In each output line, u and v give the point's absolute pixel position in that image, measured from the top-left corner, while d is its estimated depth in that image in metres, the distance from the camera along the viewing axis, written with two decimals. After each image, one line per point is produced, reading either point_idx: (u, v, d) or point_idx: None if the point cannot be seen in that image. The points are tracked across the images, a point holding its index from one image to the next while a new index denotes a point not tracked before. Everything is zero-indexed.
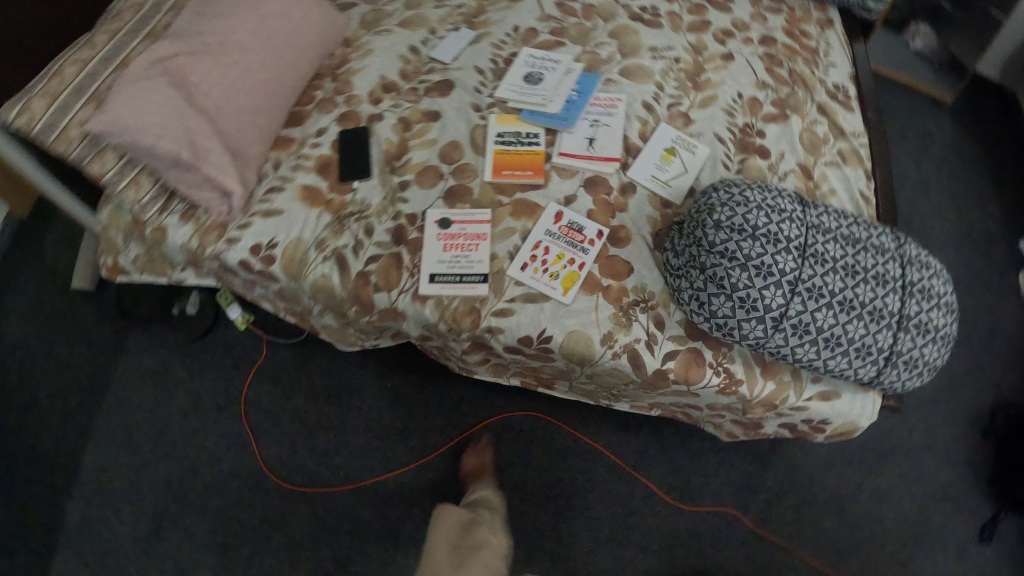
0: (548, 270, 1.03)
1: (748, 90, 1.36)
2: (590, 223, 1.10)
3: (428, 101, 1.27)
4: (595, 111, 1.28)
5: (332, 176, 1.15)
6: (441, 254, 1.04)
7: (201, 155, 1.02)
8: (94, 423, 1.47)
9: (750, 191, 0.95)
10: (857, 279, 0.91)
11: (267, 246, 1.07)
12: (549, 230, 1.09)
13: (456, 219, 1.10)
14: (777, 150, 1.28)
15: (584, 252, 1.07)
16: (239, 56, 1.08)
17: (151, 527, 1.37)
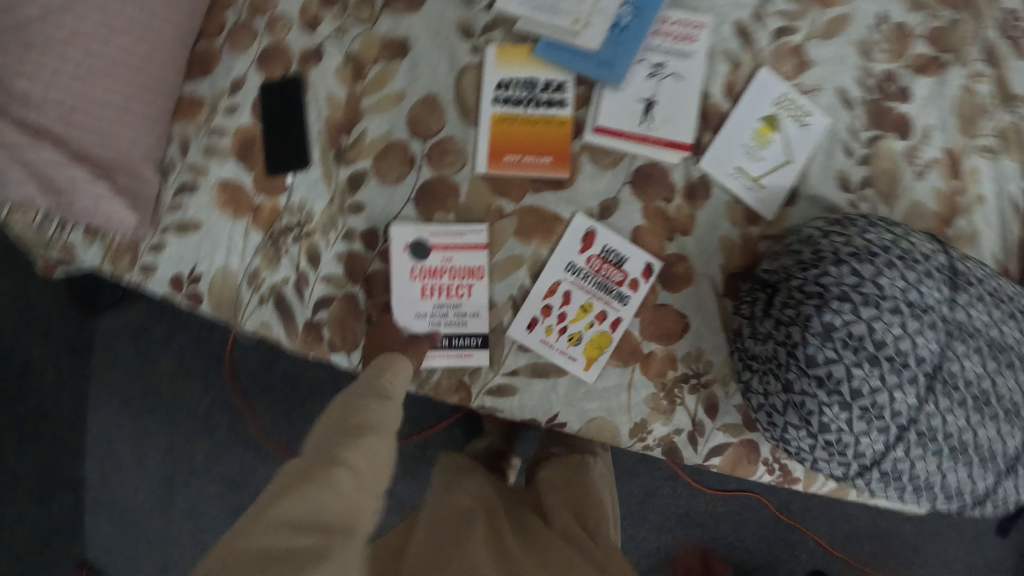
0: (566, 331, 0.77)
1: (893, 9, 0.90)
2: (635, 253, 0.77)
3: (389, 22, 0.82)
4: (659, 46, 0.80)
5: (258, 163, 0.83)
6: (419, 304, 0.78)
7: (59, 190, 0.75)
8: (89, 389, 1.18)
9: (888, 277, 0.65)
10: (992, 416, 0.67)
11: (189, 279, 0.85)
12: (577, 265, 0.78)
13: (435, 241, 0.77)
14: (918, 125, 0.87)
15: (621, 301, 0.78)
16: (71, 21, 0.72)
17: (164, 487, 1.17)
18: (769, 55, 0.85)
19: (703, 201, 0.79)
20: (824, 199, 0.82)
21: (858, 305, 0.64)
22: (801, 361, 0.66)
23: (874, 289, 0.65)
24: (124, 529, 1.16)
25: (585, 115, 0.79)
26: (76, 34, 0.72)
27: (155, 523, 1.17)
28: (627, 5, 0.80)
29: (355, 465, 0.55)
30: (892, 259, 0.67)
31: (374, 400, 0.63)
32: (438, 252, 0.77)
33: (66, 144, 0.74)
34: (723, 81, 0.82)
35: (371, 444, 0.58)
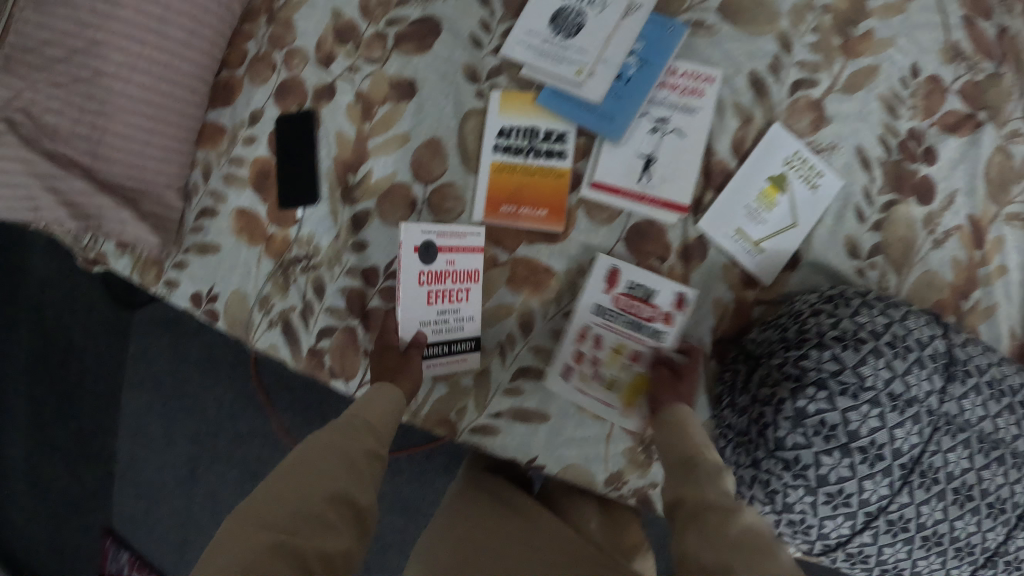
0: (602, 375, 0.79)
1: (927, 60, 0.85)
2: (663, 284, 0.78)
3: (399, 61, 0.84)
4: (663, 100, 0.80)
5: (271, 195, 0.87)
6: (425, 311, 0.77)
7: (88, 216, 0.82)
8: (124, 369, 1.23)
9: (870, 367, 0.67)
10: (964, 509, 0.69)
11: (208, 297, 0.90)
12: (603, 304, 0.78)
13: (441, 241, 0.77)
14: (941, 189, 0.84)
15: (657, 334, 0.79)
16: (95, 61, 0.79)
17: (187, 470, 1.20)
18: (784, 110, 0.82)
19: (698, 261, 0.79)
20: (828, 265, 0.81)
21: (835, 394, 0.66)
22: (770, 442, 0.69)
23: (853, 377, 0.66)
24: (145, 508, 1.22)
25: (583, 167, 0.80)
26: (100, 74, 0.80)
27: (177, 501, 1.21)
28: (632, 55, 0.80)
29: (325, 487, 0.54)
30: (879, 347, 0.68)
31: (363, 433, 0.62)
32: (416, 273, 0.76)
33: (92, 173, 0.82)
34: (733, 135, 0.81)
35: (350, 473, 0.57)
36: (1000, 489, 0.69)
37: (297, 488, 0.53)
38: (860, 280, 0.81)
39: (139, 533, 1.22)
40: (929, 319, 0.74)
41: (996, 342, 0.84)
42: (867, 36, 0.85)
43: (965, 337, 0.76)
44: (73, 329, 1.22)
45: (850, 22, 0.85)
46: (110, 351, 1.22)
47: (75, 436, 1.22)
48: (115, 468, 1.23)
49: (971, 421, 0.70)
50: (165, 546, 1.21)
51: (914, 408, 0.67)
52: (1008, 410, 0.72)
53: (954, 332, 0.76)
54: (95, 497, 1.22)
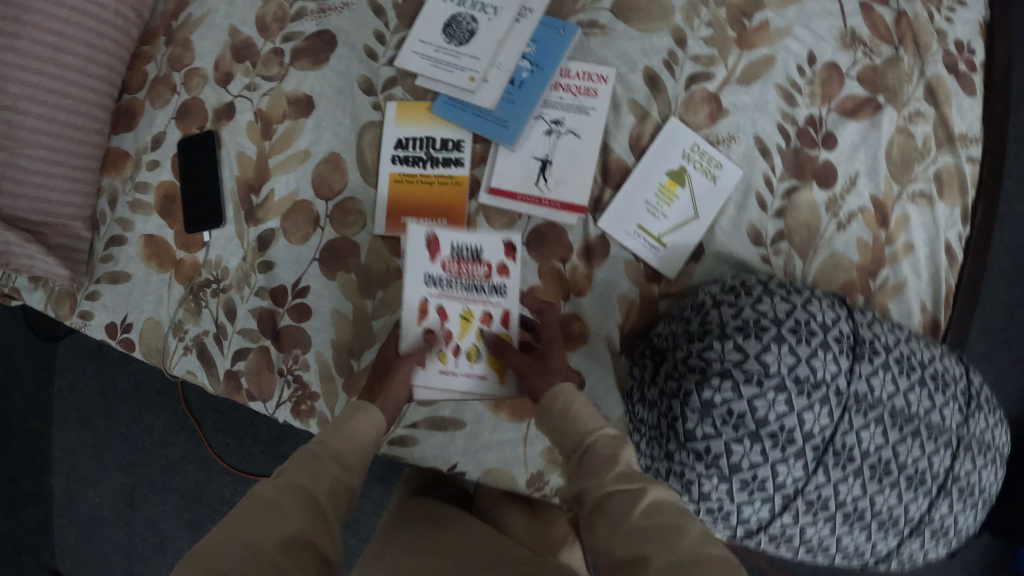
0: (461, 351, 0.76)
1: (824, 47, 0.87)
2: (487, 238, 0.76)
3: (296, 78, 0.85)
4: (558, 101, 0.81)
5: (177, 220, 0.87)
6: (453, 311, 0.76)
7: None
8: (54, 403, 1.23)
9: (773, 354, 0.67)
10: (882, 485, 0.69)
11: (121, 326, 0.89)
12: (434, 275, 0.76)
13: (434, 237, 0.76)
14: (844, 172, 0.85)
15: (499, 289, 0.76)
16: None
17: (125, 502, 1.20)
18: (680, 104, 0.82)
19: (600, 260, 0.79)
20: (733, 255, 0.81)
21: (738, 383, 0.67)
22: (680, 434, 0.69)
23: (757, 365, 0.67)
24: (89, 538, 1.20)
25: (480, 173, 0.80)
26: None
27: (117, 535, 1.20)
28: (525, 58, 0.82)
29: (282, 529, 0.49)
30: (782, 333, 0.68)
31: (339, 466, 0.59)
32: (427, 294, 0.76)
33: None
34: (630, 132, 0.81)
35: (314, 505, 0.53)
36: (918, 461, 0.69)
37: (254, 527, 0.48)
38: (766, 267, 0.82)
39: (84, 571, 1.20)
40: (834, 301, 0.75)
41: (908, 317, 0.86)
42: (762, 28, 0.86)
43: (873, 316, 0.77)
44: None
45: (745, 13, 0.86)
46: (37, 384, 1.22)
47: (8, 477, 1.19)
48: (52, 506, 1.22)
49: (882, 398, 0.70)
50: None
51: (822, 391, 0.68)
52: (918, 384, 0.73)
53: (860, 312, 0.77)
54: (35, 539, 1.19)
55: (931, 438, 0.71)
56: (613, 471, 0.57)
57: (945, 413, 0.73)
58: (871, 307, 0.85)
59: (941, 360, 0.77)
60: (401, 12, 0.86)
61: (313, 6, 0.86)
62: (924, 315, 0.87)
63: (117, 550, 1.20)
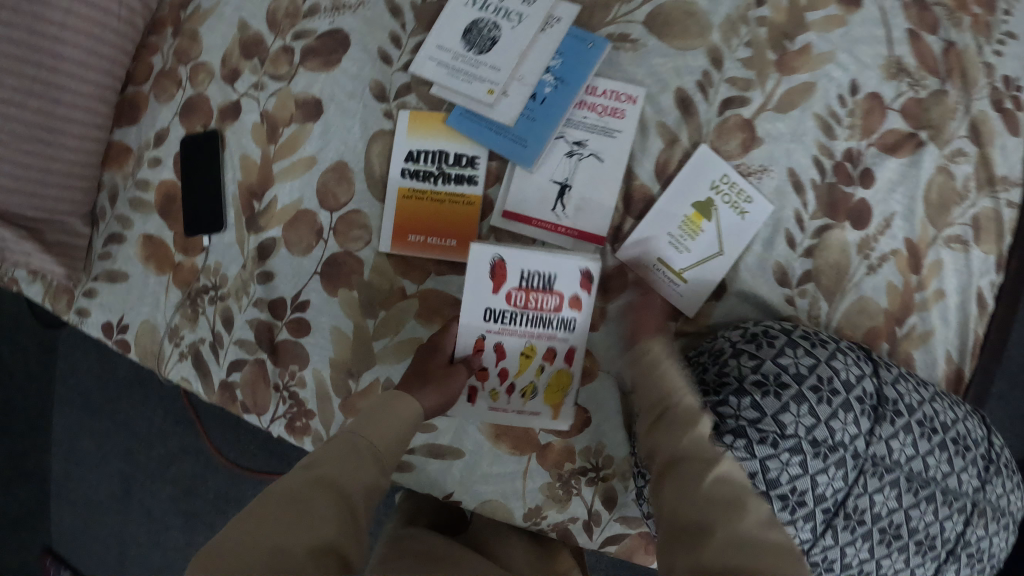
0: (516, 388, 0.75)
1: (867, 76, 0.82)
2: (564, 267, 0.70)
3: (305, 79, 0.80)
4: (580, 121, 0.76)
5: (177, 221, 0.84)
6: (510, 350, 0.73)
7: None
8: (53, 387, 1.19)
9: (790, 414, 0.65)
10: (891, 549, 0.67)
11: (118, 327, 0.87)
12: (496, 307, 0.72)
13: (506, 259, 0.70)
14: (879, 212, 0.80)
15: (567, 323, 0.72)
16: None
17: (122, 488, 1.18)
18: (712, 130, 0.77)
19: (616, 293, 0.76)
20: (755, 295, 0.77)
21: (753, 442, 0.64)
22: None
23: (772, 425, 0.65)
24: (87, 523, 1.19)
25: (495, 194, 0.76)
26: None
27: (113, 520, 1.18)
28: (549, 72, 0.76)
29: (311, 537, 0.48)
30: (802, 392, 0.66)
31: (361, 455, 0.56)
32: (487, 328, 0.72)
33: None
34: (657, 158, 0.76)
35: (337, 501, 0.51)
36: (929, 527, 0.67)
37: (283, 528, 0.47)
38: (790, 309, 0.78)
39: (81, 553, 1.19)
40: (860, 356, 0.72)
41: (931, 369, 0.82)
42: (804, 51, 0.81)
43: (898, 373, 0.74)
44: None
45: (786, 35, 0.81)
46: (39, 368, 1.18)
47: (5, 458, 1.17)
48: (49, 488, 1.20)
49: (900, 461, 0.68)
50: (106, 566, 1.19)
51: (838, 453, 0.66)
52: (940, 447, 0.70)
53: (885, 367, 0.73)
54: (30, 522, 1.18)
55: (947, 503, 0.68)
56: (683, 438, 0.58)
57: (963, 478, 0.69)
58: (895, 356, 0.81)
59: (964, 421, 0.74)
60: (419, 14, 0.80)
61: (327, 3, 0.81)
62: (949, 366, 0.83)
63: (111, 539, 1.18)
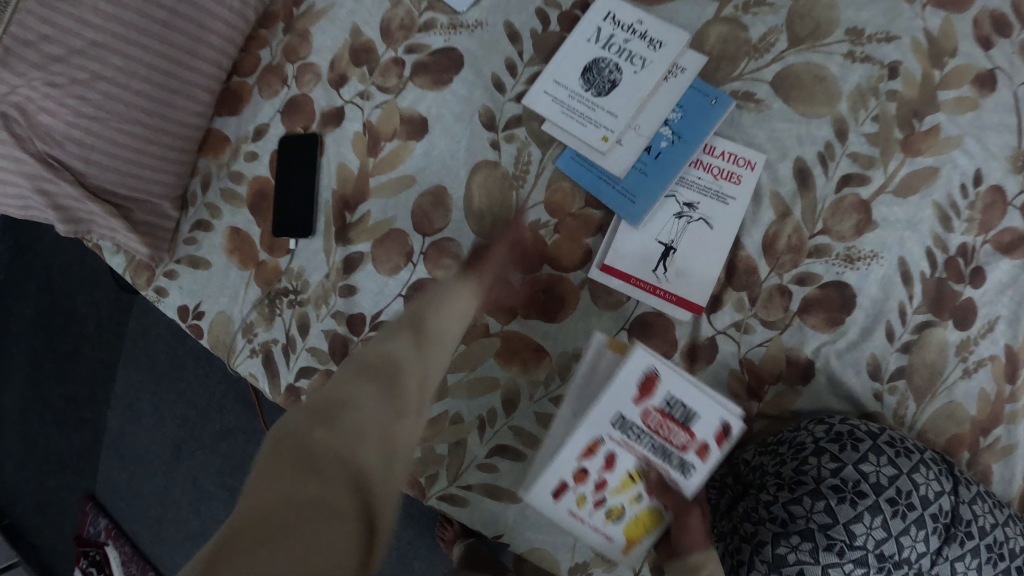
0: (604, 504, 0.68)
1: (992, 166, 0.77)
2: (710, 409, 0.61)
3: (413, 95, 0.78)
4: (693, 180, 0.75)
5: (266, 219, 0.84)
6: (612, 470, 0.66)
7: (78, 219, 0.79)
8: (124, 342, 1.19)
9: (863, 525, 0.61)
10: None
11: (194, 312, 0.88)
12: (628, 418, 0.64)
13: (660, 377, 0.62)
14: (983, 315, 0.77)
15: (686, 468, 0.63)
16: (92, 64, 0.72)
17: (172, 451, 1.17)
18: (827, 208, 0.75)
19: (703, 364, 0.74)
20: (844, 386, 0.75)
21: (819, 548, 0.61)
22: None
23: (842, 534, 0.61)
24: (132, 479, 1.19)
25: (596, 245, 0.75)
26: (97, 78, 0.73)
27: (158, 481, 1.17)
28: (667, 125, 0.75)
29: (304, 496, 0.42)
30: (878, 504, 0.62)
31: (301, 466, 0.44)
32: (603, 439, 0.65)
33: (83, 178, 0.77)
34: (766, 230, 0.75)
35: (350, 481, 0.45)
36: None
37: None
38: (876, 405, 0.76)
39: (119, 505, 1.20)
40: (942, 469, 0.68)
41: (1010, 487, 0.77)
42: (931, 133, 0.77)
43: (976, 491, 0.70)
44: (79, 293, 1.21)
45: (916, 113, 0.77)
46: (110, 322, 1.20)
47: (73, 398, 1.22)
48: (101, 438, 1.21)
49: None
50: (141, 523, 1.18)
51: (902, 571, 0.62)
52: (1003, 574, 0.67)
53: (964, 484, 0.69)
54: (80, 465, 1.22)
55: None
56: None
57: None
58: (974, 467, 0.79)
59: None
60: (538, 43, 0.78)
61: (445, 19, 0.79)
62: None
63: (150, 501, 1.18)
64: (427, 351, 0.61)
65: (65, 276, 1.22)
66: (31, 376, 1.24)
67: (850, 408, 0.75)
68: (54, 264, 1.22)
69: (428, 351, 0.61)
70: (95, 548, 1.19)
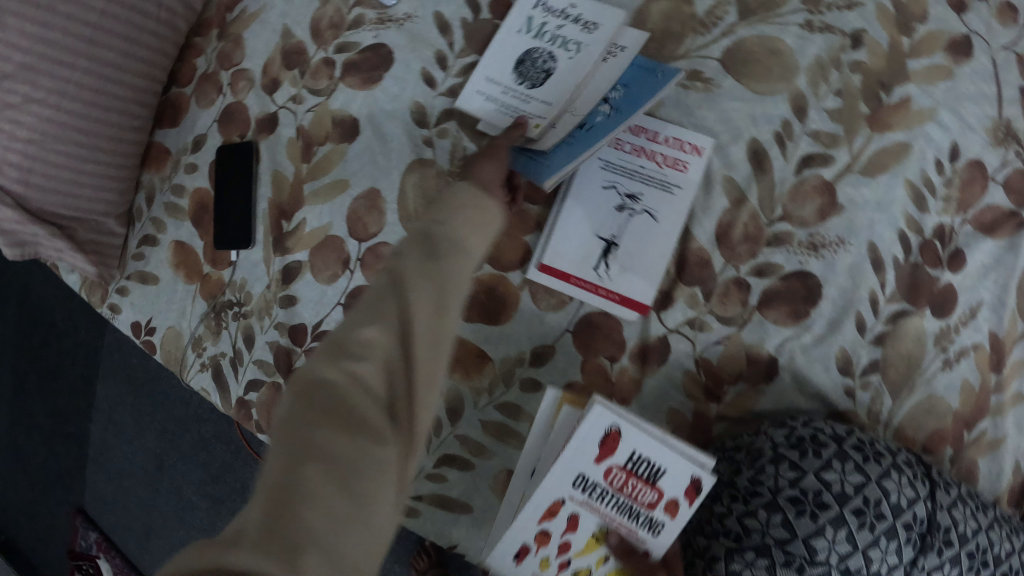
0: (569, 566, 0.63)
1: (970, 139, 0.72)
2: (677, 464, 0.56)
3: (344, 96, 0.76)
4: (638, 168, 0.70)
5: (208, 231, 0.82)
6: (575, 530, 0.62)
7: (23, 242, 0.79)
8: (100, 357, 1.20)
9: (825, 540, 0.56)
10: None
11: (146, 328, 0.87)
12: (589, 478, 0.59)
13: (626, 435, 0.56)
14: (964, 300, 0.72)
15: (654, 525, 0.59)
16: (22, 86, 0.70)
17: (155, 463, 1.17)
18: (786, 191, 0.69)
19: (656, 365, 0.70)
20: (811, 384, 0.69)
21: (775, 564, 0.57)
22: None
23: (801, 549, 0.56)
24: (119, 490, 1.19)
25: (535, 242, 0.71)
26: (27, 100, 0.71)
27: (143, 493, 1.18)
28: (606, 102, 0.68)
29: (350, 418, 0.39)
30: (842, 515, 0.57)
31: (320, 418, 0.38)
32: (564, 501, 0.60)
33: (23, 202, 0.76)
34: (719, 219, 0.70)
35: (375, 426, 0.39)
36: None
37: (341, 542, 0.34)
38: (848, 402, 0.70)
39: (106, 518, 1.21)
40: (916, 472, 0.62)
41: (998, 480, 0.74)
42: (900, 105, 0.70)
43: (955, 493, 0.64)
44: (57, 311, 1.22)
45: (882, 85, 0.71)
46: (87, 338, 1.21)
47: (57, 414, 1.23)
48: (86, 452, 1.22)
49: None
50: (128, 535, 1.19)
51: None
52: None
53: (943, 488, 0.63)
54: (67, 479, 1.23)
55: None
56: None
57: None
58: (959, 464, 0.73)
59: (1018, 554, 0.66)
60: (470, 35, 0.75)
61: (373, 15, 0.77)
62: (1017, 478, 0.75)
63: (136, 513, 1.18)
64: (444, 260, 0.46)
65: (41, 292, 1.23)
66: (16, 393, 1.26)
67: (817, 406, 0.70)
68: (32, 282, 1.24)
69: (444, 256, 0.46)
70: (88, 561, 1.20)
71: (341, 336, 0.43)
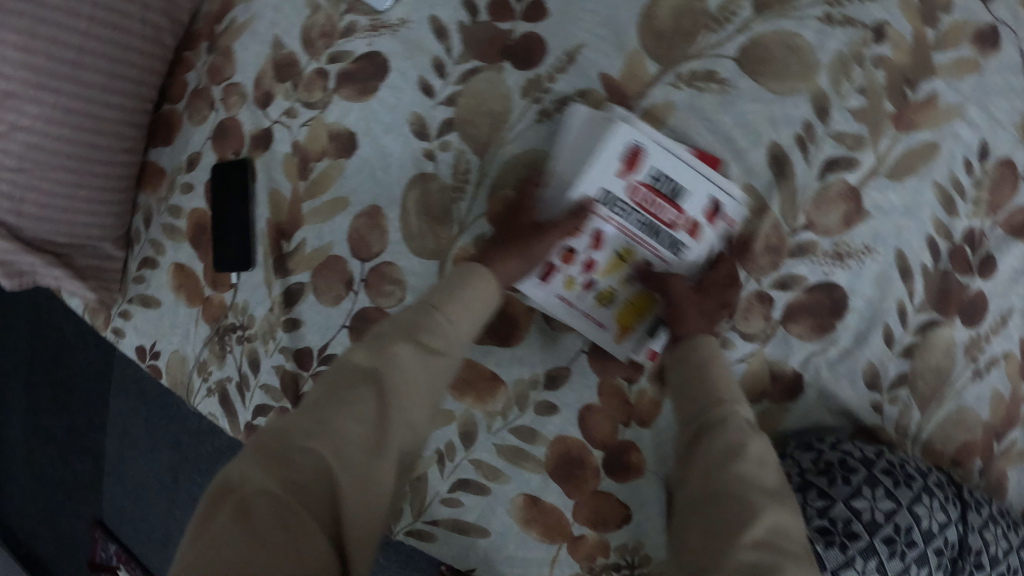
0: (594, 286, 0.69)
1: (997, 137, 0.67)
2: (699, 184, 0.65)
3: (339, 108, 0.73)
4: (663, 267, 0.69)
5: (207, 253, 0.80)
6: (600, 248, 0.68)
7: (20, 271, 0.76)
8: (111, 375, 1.16)
9: (854, 571, 0.55)
10: None
11: (150, 352, 0.85)
12: (613, 193, 0.66)
13: (651, 149, 0.64)
14: (995, 307, 0.69)
15: (675, 246, 0.67)
16: (7, 115, 0.68)
17: (170, 477, 1.12)
18: (808, 199, 0.66)
19: None
20: (837, 399, 0.68)
21: None
22: None
23: None
24: (134, 503, 1.15)
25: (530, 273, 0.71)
26: (15, 129, 0.69)
27: (158, 506, 1.14)
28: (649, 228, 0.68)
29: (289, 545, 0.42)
30: (872, 545, 0.55)
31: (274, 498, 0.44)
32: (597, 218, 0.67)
33: (18, 231, 0.74)
34: (738, 229, 0.67)
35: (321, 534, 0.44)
36: None
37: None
38: (875, 417, 0.68)
39: (126, 531, 1.18)
40: (947, 495, 0.60)
41: None
42: (927, 103, 0.67)
43: (987, 513, 0.62)
44: (63, 328, 1.20)
45: (908, 82, 0.67)
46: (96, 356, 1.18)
47: (70, 428, 1.20)
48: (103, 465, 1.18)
49: None
50: (149, 549, 1.16)
51: None
52: None
53: (974, 508, 0.61)
54: (82, 496, 1.21)
55: None
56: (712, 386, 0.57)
57: None
58: (987, 475, 0.70)
59: None
60: (469, 38, 0.71)
61: (365, 21, 0.73)
62: None
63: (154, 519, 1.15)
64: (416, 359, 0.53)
65: (49, 311, 1.21)
66: (28, 410, 1.23)
67: (840, 419, 0.68)
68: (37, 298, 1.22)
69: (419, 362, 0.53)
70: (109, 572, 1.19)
71: (291, 432, 0.48)
